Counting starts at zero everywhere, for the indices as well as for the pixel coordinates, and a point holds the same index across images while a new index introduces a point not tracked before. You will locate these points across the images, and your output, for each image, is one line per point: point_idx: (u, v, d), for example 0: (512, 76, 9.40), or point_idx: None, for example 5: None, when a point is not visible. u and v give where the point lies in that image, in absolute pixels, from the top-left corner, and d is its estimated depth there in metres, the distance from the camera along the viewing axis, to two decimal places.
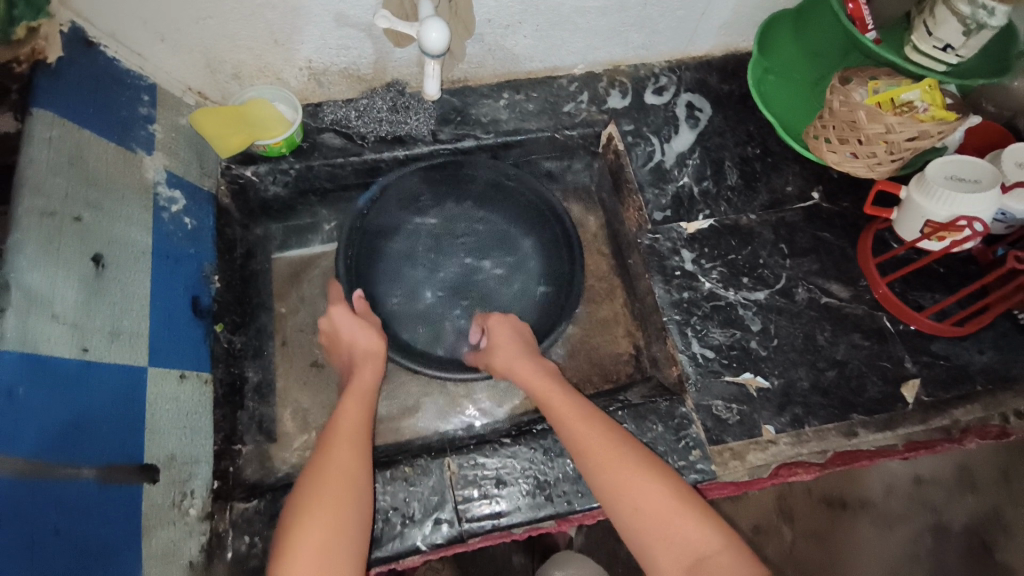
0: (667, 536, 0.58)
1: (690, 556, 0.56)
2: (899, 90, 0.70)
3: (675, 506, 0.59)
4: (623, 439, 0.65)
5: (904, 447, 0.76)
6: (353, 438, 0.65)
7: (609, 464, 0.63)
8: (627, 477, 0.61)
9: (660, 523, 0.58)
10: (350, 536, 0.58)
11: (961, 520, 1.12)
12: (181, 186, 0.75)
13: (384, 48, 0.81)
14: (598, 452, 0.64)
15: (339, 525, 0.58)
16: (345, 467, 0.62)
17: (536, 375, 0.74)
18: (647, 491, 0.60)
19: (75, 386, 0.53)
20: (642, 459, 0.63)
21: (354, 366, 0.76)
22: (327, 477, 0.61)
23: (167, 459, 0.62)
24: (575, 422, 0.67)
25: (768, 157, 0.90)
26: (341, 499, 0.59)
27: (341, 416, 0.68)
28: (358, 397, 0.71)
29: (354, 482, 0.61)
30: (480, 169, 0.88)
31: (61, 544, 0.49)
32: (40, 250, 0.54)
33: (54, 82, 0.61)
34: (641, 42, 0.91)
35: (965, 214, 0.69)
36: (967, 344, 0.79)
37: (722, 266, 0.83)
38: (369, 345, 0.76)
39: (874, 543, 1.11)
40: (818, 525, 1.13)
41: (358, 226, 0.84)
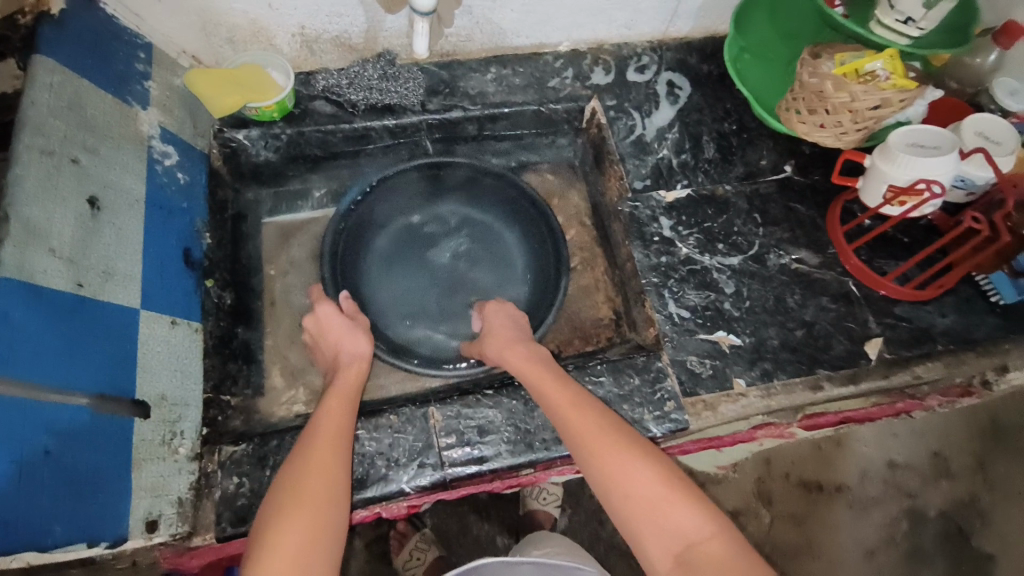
0: (657, 523, 0.57)
1: (681, 544, 0.56)
2: (863, 61, 0.74)
3: (668, 492, 0.59)
4: (617, 426, 0.65)
5: (870, 406, 0.81)
6: (338, 433, 0.65)
7: (601, 452, 0.62)
8: (615, 464, 0.61)
9: (651, 511, 0.58)
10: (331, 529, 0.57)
11: (936, 505, 1.19)
12: (174, 143, 0.77)
13: (375, 17, 0.83)
14: (591, 441, 0.63)
15: (319, 519, 0.57)
16: (328, 463, 0.61)
17: (531, 362, 0.73)
18: (638, 479, 0.59)
19: (69, 317, 0.55)
20: (635, 445, 0.63)
21: (339, 361, 0.75)
22: (310, 471, 0.60)
23: (158, 398, 0.64)
24: (568, 409, 0.67)
25: (743, 133, 0.94)
26: (322, 492, 0.59)
27: (325, 412, 0.67)
28: (344, 392, 0.70)
29: (339, 476, 0.61)
30: (460, 169, 0.91)
31: (52, 465, 0.51)
32: (38, 185, 0.56)
33: (59, 32, 0.64)
34: (624, 21, 0.95)
35: (925, 177, 0.74)
36: (929, 307, 0.83)
37: (699, 233, 0.86)
38: (358, 354, 0.75)
39: (851, 526, 1.17)
40: (798, 508, 1.17)
41: (342, 229, 0.87)
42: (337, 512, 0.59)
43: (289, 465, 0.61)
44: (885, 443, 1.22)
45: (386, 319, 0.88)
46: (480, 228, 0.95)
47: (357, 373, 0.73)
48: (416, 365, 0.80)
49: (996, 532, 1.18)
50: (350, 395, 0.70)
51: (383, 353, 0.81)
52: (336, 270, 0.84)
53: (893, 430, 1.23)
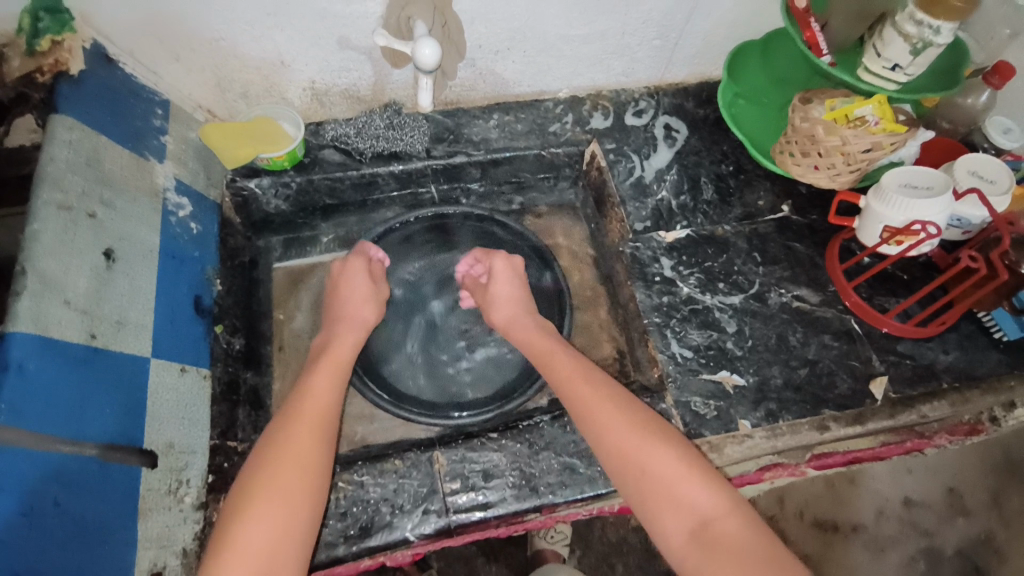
0: (673, 500, 0.61)
1: (696, 521, 0.59)
2: (852, 106, 0.77)
3: (684, 470, 0.62)
4: (628, 404, 0.68)
5: (879, 446, 0.80)
6: (330, 407, 0.69)
7: (615, 430, 0.66)
8: (635, 444, 0.64)
9: (665, 487, 0.61)
10: (313, 498, 0.61)
11: (953, 543, 1.16)
12: (188, 194, 0.80)
13: (382, 70, 0.86)
14: (605, 418, 0.67)
15: (299, 499, 0.60)
16: (321, 434, 0.65)
17: (548, 348, 0.77)
18: (653, 456, 0.63)
19: (82, 367, 0.57)
20: (648, 425, 0.66)
21: (333, 325, 0.79)
22: (300, 442, 0.64)
23: (166, 446, 0.65)
24: (580, 386, 0.71)
25: (740, 175, 0.96)
26: (308, 469, 0.62)
27: (316, 381, 0.71)
28: (344, 350, 0.76)
29: (321, 454, 0.64)
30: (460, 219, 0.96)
31: (61, 516, 0.52)
32: (55, 239, 0.58)
33: (76, 91, 0.67)
34: (621, 69, 0.98)
35: (919, 218, 0.76)
36: (932, 344, 0.83)
37: (699, 273, 0.87)
38: (358, 318, 0.80)
39: (868, 568, 1.13)
40: (813, 550, 1.14)
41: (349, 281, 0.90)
42: (321, 487, 0.63)
43: (280, 427, 0.65)
44: (898, 480, 1.20)
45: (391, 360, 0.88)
46: None
47: (347, 347, 0.76)
48: (416, 412, 0.82)
49: (1013, 571, 1.14)
50: (343, 367, 0.74)
51: (386, 403, 0.82)
52: None
53: (907, 466, 1.21)
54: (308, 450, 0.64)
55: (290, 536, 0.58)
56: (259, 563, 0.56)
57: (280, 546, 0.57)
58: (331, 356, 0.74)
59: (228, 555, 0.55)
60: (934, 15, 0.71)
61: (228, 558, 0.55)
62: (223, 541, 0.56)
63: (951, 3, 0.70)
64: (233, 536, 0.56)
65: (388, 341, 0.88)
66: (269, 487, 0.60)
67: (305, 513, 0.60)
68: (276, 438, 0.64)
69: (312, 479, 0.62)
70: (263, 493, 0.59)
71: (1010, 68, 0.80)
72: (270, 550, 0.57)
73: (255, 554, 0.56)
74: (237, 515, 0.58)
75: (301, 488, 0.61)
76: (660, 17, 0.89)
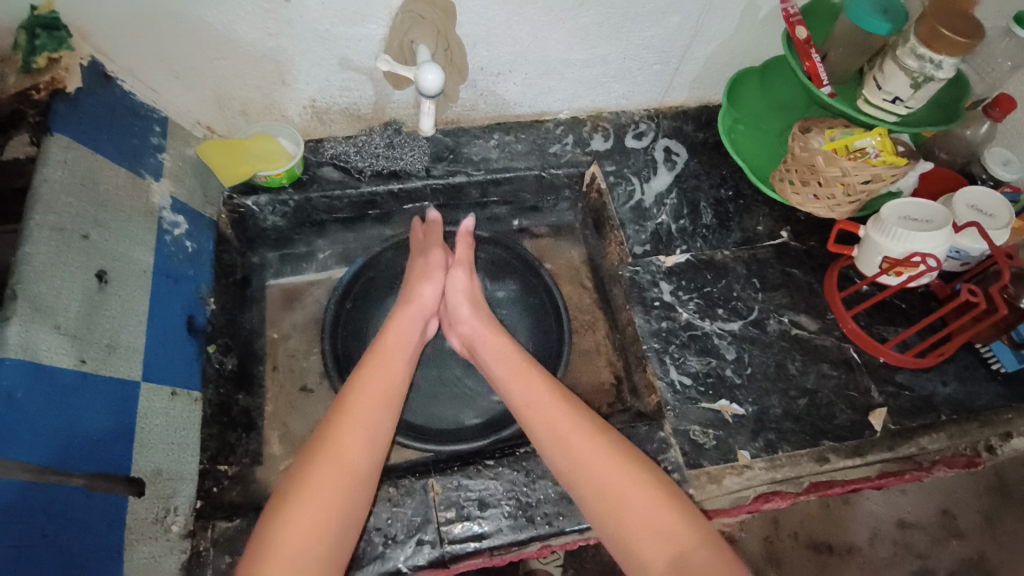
0: (651, 532, 0.57)
1: (675, 553, 0.56)
2: (852, 138, 0.79)
3: (659, 500, 0.59)
4: (603, 432, 0.65)
5: (876, 476, 0.78)
6: (382, 399, 0.66)
7: (585, 454, 0.63)
8: (615, 473, 0.61)
9: (643, 516, 0.58)
10: (360, 494, 0.59)
11: (947, 566, 1.14)
12: (184, 212, 0.80)
13: (383, 91, 0.86)
14: (569, 441, 0.64)
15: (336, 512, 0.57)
16: (371, 429, 0.63)
17: (514, 364, 0.73)
18: (629, 486, 0.60)
19: (70, 394, 0.57)
20: (623, 454, 0.63)
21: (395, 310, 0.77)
22: (345, 446, 0.61)
23: (154, 473, 0.64)
24: (552, 410, 0.67)
25: (739, 200, 0.96)
26: (353, 472, 0.59)
27: (366, 373, 0.68)
28: (398, 346, 0.73)
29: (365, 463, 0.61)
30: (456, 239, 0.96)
31: (47, 547, 0.51)
32: (47, 263, 0.59)
33: (73, 110, 0.67)
34: (622, 92, 0.98)
35: (919, 250, 0.76)
36: (931, 375, 0.83)
37: (699, 298, 0.87)
38: (424, 301, 0.78)
39: None
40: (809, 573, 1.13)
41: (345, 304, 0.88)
42: (370, 483, 0.61)
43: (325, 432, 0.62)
44: (893, 501, 1.19)
45: None
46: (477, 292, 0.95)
47: (400, 340, 0.73)
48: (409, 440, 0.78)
49: None
50: (397, 359, 0.71)
51: None
52: (335, 342, 0.84)
53: (901, 487, 1.20)
54: (354, 444, 0.61)
55: (331, 532, 0.56)
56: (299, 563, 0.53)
57: (318, 542, 0.55)
58: (382, 347, 0.72)
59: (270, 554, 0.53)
60: (935, 50, 0.71)
61: (268, 558, 0.53)
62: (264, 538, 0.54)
63: (953, 39, 0.69)
64: (275, 534, 0.54)
65: None
66: (314, 481, 0.58)
67: (351, 509, 0.58)
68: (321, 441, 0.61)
69: (359, 475, 0.60)
70: (308, 488, 0.57)
71: (1009, 101, 0.80)
72: (310, 548, 0.54)
73: (293, 553, 0.53)
74: (282, 510, 0.56)
75: (344, 483, 0.58)
76: (661, 44, 0.89)
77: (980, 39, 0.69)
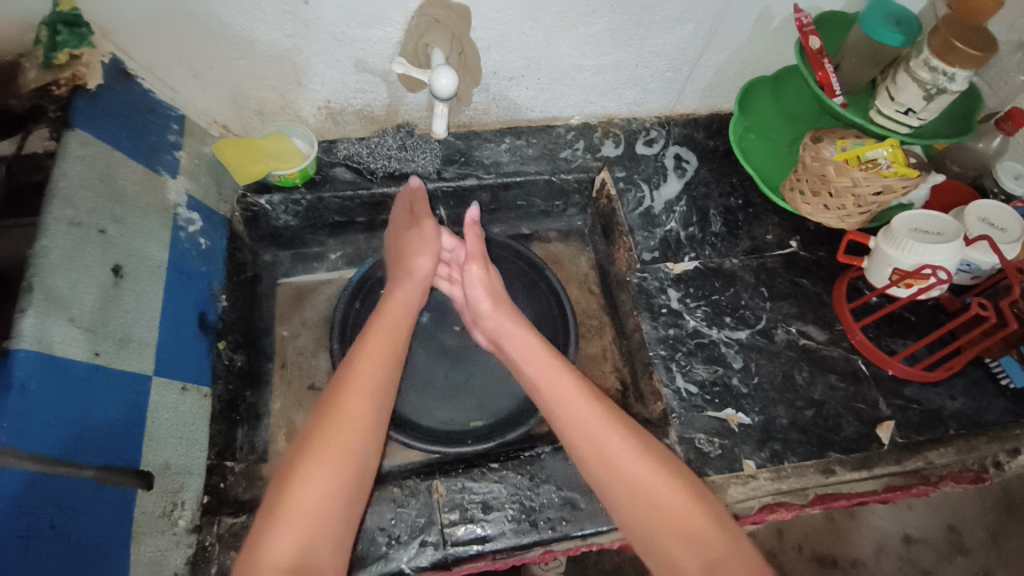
0: (683, 536, 0.58)
1: (708, 557, 0.56)
2: (864, 149, 0.79)
3: (692, 506, 0.60)
4: (637, 434, 0.65)
5: (881, 490, 0.77)
6: (386, 363, 0.66)
7: (620, 455, 0.63)
8: (648, 476, 0.61)
9: (677, 520, 0.59)
10: (369, 452, 0.60)
11: None
12: (199, 209, 0.81)
13: (397, 93, 0.86)
14: (602, 441, 0.64)
15: (329, 510, 0.55)
16: (377, 392, 0.64)
17: (542, 361, 0.72)
18: (663, 490, 0.60)
19: (83, 386, 0.58)
20: (655, 454, 0.63)
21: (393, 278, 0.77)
22: (334, 443, 0.58)
23: (162, 467, 0.64)
24: (587, 409, 0.66)
25: (749, 209, 0.96)
26: (343, 468, 0.57)
27: (370, 338, 0.68)
28: (392, 333, 0.70)
29: (354, 461, 0.58)
30: None
31: (56, 538, 0.51)
32: (63, 256, 0.60)
33: (92, 106, 0.68)
34: (633, 98, 0.99)
35: (930, 263, 0.75)
36: (939, 389, 0.83)
37: (706, 306, 0.87)
38: (421, 273, 0.77)
39: None
40: None
41: (354, 304, 0.88)
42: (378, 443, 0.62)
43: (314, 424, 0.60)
44: (899, 515, 1.18)
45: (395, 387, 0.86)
46: None
47: (402, 308, 0.73)
48: (415, 438, 0.79)
49: None
50: (401, 324, 0.71)
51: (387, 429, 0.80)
52: (344, 341, 0.85)
53: (907, 502, 1.19)
54: (361, 406, 0.61)
55: (344, 489, 0.57)
56: (314, 520, 0.54)
57: (332, 500, 0.56)
58: (385, 313, 0.72)
59: (285, 515, 0.53)
60: (949, 63, 0.71)
61: (283, 518, 0.53)
62: (277, 497, 0.55)
63: (968, 52, 0.69)
64: (288, 494, 0.55)
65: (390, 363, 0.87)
66: (325, 442, 0.58)
67: (361, 466, 0.59)
68: (311, 434, 0.59)
69: (368, 436, 0.60)
70: (319, 447, 0.58)
71: (1023, 114, 0.80)
72: (324, 506, 0.55)
73: (308, 513, 0.54)
74: (293, 470, 0.56)
75: (355, 444, 0.59)
76: (673, 52, 0.89)
77: (994, 53, 0.69)
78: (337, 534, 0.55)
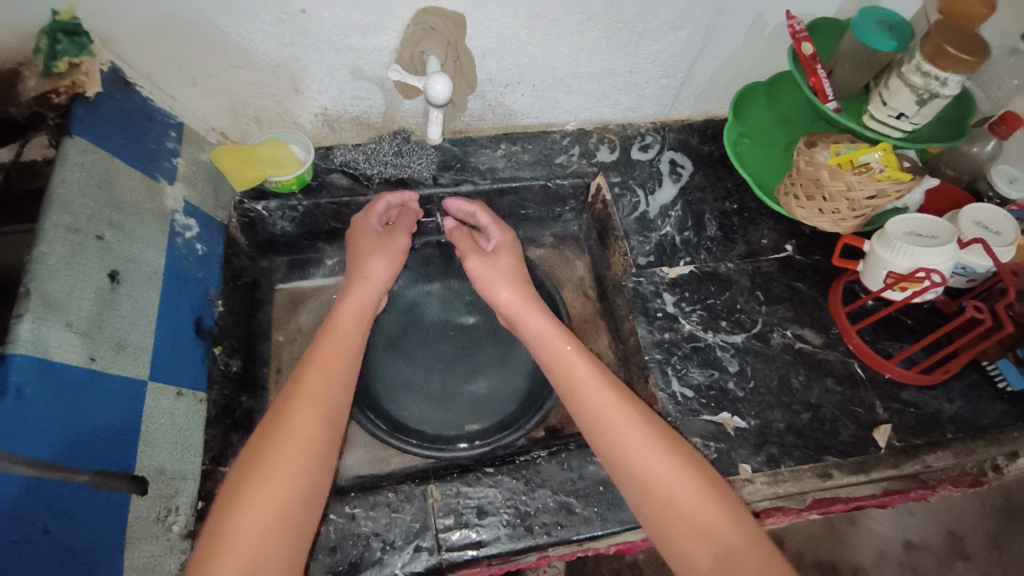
0: (695, 527, 0.59)
1: (720, 547, 0.58)
2: (857, 153, 0.79)
3: (705, 497, 0.61)
4: (649, 423, 0.66)
5: (881, 493, 0.79)
6: (334, 377, 0.65)
7: (634, 446, 0.64)
8: (661, 467, 0.63)
9: (690, 511, 0.60)
10: (317, 469, 0.59)
11: None
12: (196, 215, 0.81)
13: (393, 100, 0.87)
14: (617, 431, 0.65)
15: (274, 531, 0.55)
16: (325, 407, 0.63)
17: (557, 345, 0.73)
18: (676, 481, 0.62)
19: (79, 391, 0.58)
20: (670, 444, 0.64)
21: (347, 285, 0.76)
22: (276, 463, 0.58)
23: (157, 472, 0.65)
24: (602, 398, 0.68)
25: (744, 213, 0.97)
26: (288, 487, 0.57)
27: (319, 352, 0.67)
28: (342, 345, 0.69)
29: (299, 479, 0.58)
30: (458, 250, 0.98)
31: (49, 543, 0.51)
32: (62, 263, 0.60)
33: (91, 113, 0.69)
34: (628, 104, 0.99)
35: (925, 266, 0.76)
36: (936, 393, 0.82)
37: (702, 310, 0.87)
38: (376, 277, 0.76)
39: None
40: None
41: None
42: (329, 459, 0.61)
43: (258, 443, 0.60)
44: (899, 521, 1.17)
45: (391, 392, 0.86)
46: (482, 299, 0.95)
47: (356, 317, 0.72)
48: (412, 444, 0.80)
49: None
50: (352, 334, 0.71)
51: (381, 432, 0.81)
52: None
53: (908, 507, 1.18)
54: (307, 423, 0.61)
55: (291, 511, 0.57)
56: (260, 544, 0.54)
57: (279, 522, 0.55)
58: (337, 325, 0.71)
59: (225, 544, 0.53)
60: (941, 68, 0.71)
61: (226, 544, 0.53)
62: (221, 521, 0.55)
63: (959, 57, 0.70)
64: (231, 518, 0.54)
65: (386, 368, 0.88)
66: (270, 463, 0.58)
67: (308, 485, 0.58)
68: (257, 454, 0.58)
69: (316, 454, 0.60)
70: (262, 469, 0.57)
71: (1016, 118, 0.80)
72: (269, 529, 0.55)
73: (253, 536, 0.54)
74: (237, 494, 0.56)
75: (300, 463, 0.58)
76: (667, 58, 0.90)
77: (985, 58, 0.70)
78: (288, 555, 0.55)
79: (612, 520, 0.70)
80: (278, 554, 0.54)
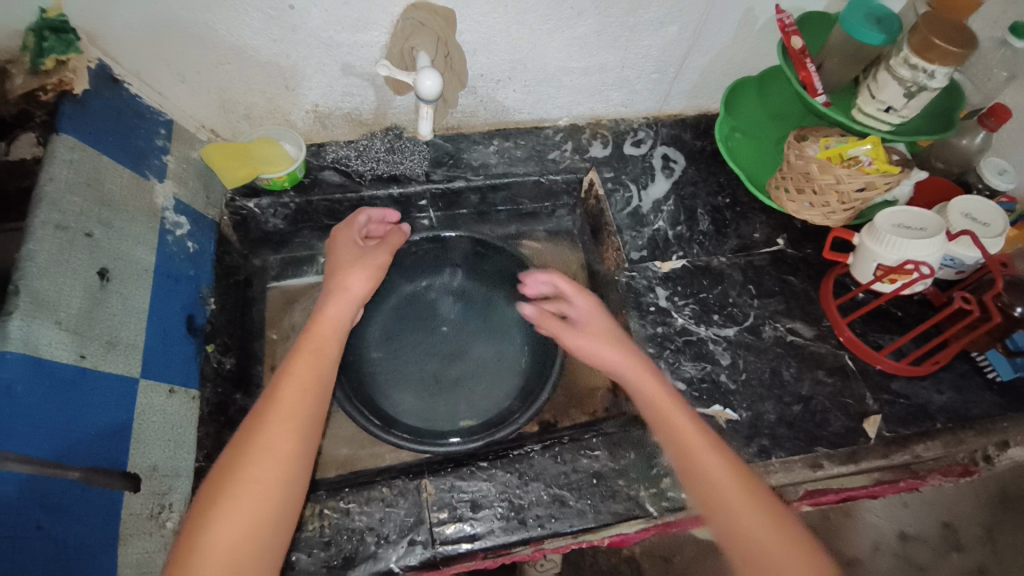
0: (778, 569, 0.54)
1: None
2: (846, 147, 0.79)
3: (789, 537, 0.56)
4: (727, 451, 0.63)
5: (872, 485, 0.80)
6: (311, 389, 0.64)
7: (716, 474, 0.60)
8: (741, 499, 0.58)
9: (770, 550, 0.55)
10: (293, 485, 0.59)
11: None
12: (187, 213, 0.81)
13: (385, 96, 0.87)
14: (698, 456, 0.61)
15: (249, 543, 0.55)
16: (301, 419, 0.62)
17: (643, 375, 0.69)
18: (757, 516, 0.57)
19: (69, 388, 0.58)
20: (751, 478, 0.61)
21: (325, 294, 0.74)
22: (250, 475, 0.57)
23: (150, 469, 0.65)
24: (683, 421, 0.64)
25: (736, 207, 0.97)
26: (264, 500, 0.57)
27: (296, 361, 0.66)
28: (321, 357, 0.67)
29: (274, 492, 0.57)
30: (458, 247, 0.93)
31: (41, 538, 0.51)
32: (49, 261, 0.60)
33: (80, 111, 0.69)
34: (620, 100, 0.99)
35: (912, 258, 0.76)
36: (926, 384, 0.83)
37: (695, 304, 0.87)
38: (353, 290, 0.74)
39: None
40: None
41: None
42: (304, 469, 0.61)
43: (231, 454, 0.59)
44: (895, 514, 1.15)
45: (384, 389, 0.86)
46: (476, 297, 0.95)
47: (334, 327, 0.71)
48: (405, 440, 0.76)
49: None
50: (331, 346, 0.69)
51: (374, 428, 0.77)
52: None
53: (903, 500, 1.15)
54: (283, 435, 0.60)
55: (267, 527, 0.56)
56: (233, 561, 0.54)
57: (252, 538, 0.55)
58: (316, 335, 0.69)
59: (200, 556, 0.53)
60: (928, 60, 0.72)
61: (198, 560, 0.53)
62: (194, 533, 0.54)
63: (947, 48, 0.70)
64: (202, 534, 0.54)
65: (379, 365, 0.88)
66: (243, 479, 0.57)
67: (284, 501, 0.58)
68: (230, 465, 0.58)
69: (290, 470, 0.59)
70: (236, 486, 0.56)
71: (1004, 110, 0.81)
72: (244, 546, 0.55)
73: (225, 550, 0.54)
74: (209, 510, 0.55)
75: (276, 478, 0.58)
76: (658, 53, 0.90)
77: (973, 49, 0.70)
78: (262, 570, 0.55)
79: (605, 511, 0.71)
80: (252, 570, 0.54)
